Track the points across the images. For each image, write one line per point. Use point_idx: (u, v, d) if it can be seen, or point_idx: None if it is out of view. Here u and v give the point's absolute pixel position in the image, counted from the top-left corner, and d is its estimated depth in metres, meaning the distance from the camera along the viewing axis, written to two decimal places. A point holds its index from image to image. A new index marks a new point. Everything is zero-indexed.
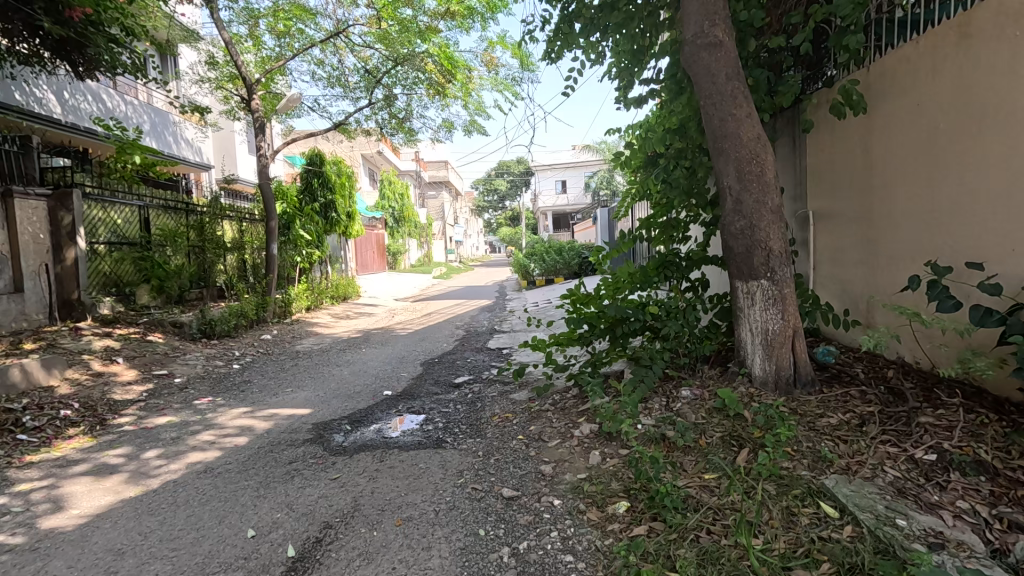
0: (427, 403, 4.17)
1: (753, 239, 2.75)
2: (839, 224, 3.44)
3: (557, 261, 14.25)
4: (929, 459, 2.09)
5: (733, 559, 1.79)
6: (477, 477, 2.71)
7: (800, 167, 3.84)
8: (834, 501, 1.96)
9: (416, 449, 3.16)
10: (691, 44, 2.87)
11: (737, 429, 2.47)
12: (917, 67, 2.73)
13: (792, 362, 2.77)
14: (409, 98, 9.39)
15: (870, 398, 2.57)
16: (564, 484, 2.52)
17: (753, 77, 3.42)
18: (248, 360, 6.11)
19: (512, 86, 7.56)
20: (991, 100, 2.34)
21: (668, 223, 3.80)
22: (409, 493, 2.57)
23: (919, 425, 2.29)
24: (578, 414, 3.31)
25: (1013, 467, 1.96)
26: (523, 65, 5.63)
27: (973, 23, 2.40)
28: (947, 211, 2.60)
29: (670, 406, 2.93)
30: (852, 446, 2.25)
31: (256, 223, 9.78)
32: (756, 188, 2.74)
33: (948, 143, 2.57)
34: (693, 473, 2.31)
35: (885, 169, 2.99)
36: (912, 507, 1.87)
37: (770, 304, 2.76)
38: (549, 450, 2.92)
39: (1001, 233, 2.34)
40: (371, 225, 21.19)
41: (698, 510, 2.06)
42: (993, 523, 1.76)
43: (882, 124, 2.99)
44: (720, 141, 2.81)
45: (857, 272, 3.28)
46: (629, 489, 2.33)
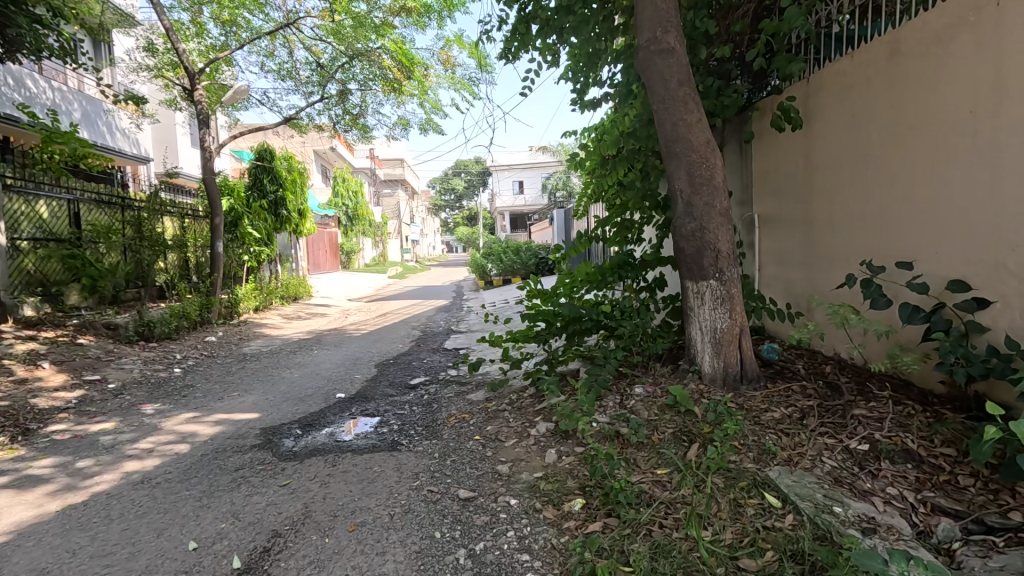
0: (382, 406, 4.09)
1: (703, 241, 2.85)
2: (782, 226, 3.61)
3: (515, 262, 14.36)
4: (862, 449, 2.21)
5: (684, 551, 1.83)
6: (432, 479, 2.67)
7: (747, 172, 4.01)
8: (777, 491, 2.04)
9: (370, 453, 3.09)
10: (644, 50, 2.94)
11: (687, 425, 2.56)
12: (852, 81, 2.90)
13: (738, 359, 2.88)
14: (363, 94, 9.17)
15: (811, 392, 2.71)
16: (520, 483, 2.52)
17: (703, 84, 3.53)
18: (190, 363, 5.81)
19: (470, 86, 7.53)
20: (919, 111, 2.50)
21: (624, 224, 3.91)
22: (362, 497, 2.51)
23: (853, 417, 2.43)
24: (534, 413, 3.33)
25: (936, 455, 2.11)
26: (481, 66, 5.61)
27: (902, 41, 2.58)
28: (879, 215, 2.77)
29: (624, 404, 2.99)
30: (794, 438, 2.36)
31: (200, 219, 9.26)
32: (706, 190, 2.83)
33: (880, 150, 2.74)
34: (646, 468, 2.36)
35: (824, 174, 3.16)
36: (848, 495, 1.97)
37: (718, 304, 2.87)
38: (506, 450, 2.92)
39: (927, 234, 2.51)
40: (323, 224, 20.64)
41: (651, 504, 2.11)
42: (919, 507, 1.89)
43: (822, 132, 3.16)
44: (673, 145, 2.89)
45: (799, 272, 3.45)
46: (585, 487, 2.36)
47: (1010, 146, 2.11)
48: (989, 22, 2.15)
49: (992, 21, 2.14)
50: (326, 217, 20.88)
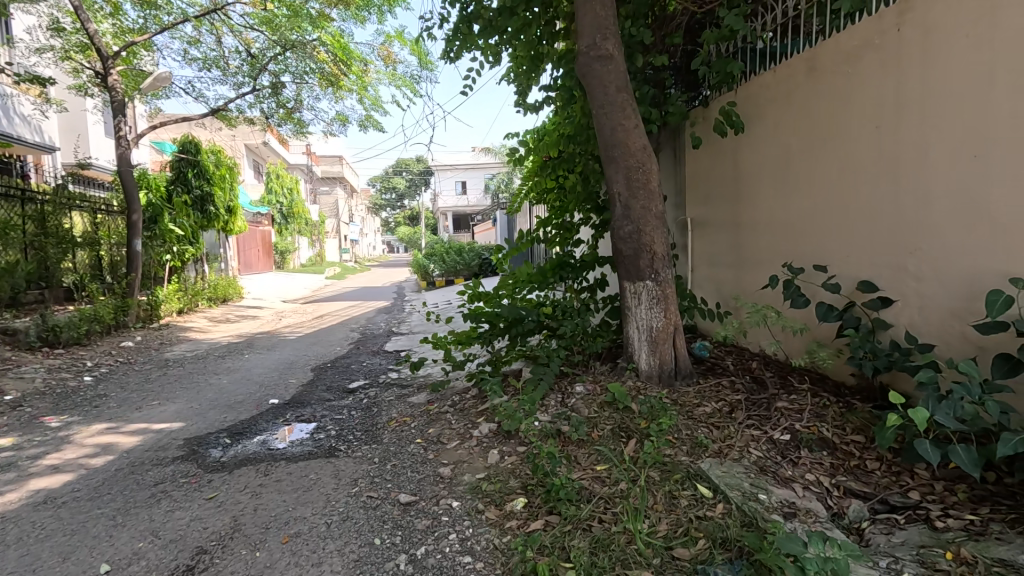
0: (319, 411, 3.94)
1: (640, 242, 2.94)
2: (713, 229, 3.80)
3: (458, 262, 14.41)
4: (784, 439, 2.36)
5: (622, 544, 1.88)
6: (372, 484, 2.61)
7: (681, 176, 4.18)
8: (709, 482, 2.14)
9: (306, 460, 2.97)
10: (584, 55, 2.99)
11: (625, 422, 2.64)
12: (774, 93, 3.10)
13: (673, 357, 3.00)
14: (299, 88, 8.80)
15: (738, 387, 2.86)
16: (463, 485, 2.50)
17: (640, 91, 3.64)
18: (104, 371, 5.36)
19: (411, 84, 7.43)
20: (832, 125, 2.71)
21: (564, 225, 4.00)
22: (297, 507, 2.41)
23: (776, 409, 2.59)
24: (477, 414, 3.32)
25: (847, 442, 2.28)
26: (422, 64, 5.53)
27: (818, 59, 2.78)
28: (797, 219, 2.98)
29: (565, 402, 3.03)
30: (723, 431, 2.48)
31: (113, 216, 8.47)
32: (642, 194, 2.93)
33: (799, 160, 2.95)
34: (587, 465, 2.41)
35: (750, 181, 3.36)
36: (771, 483, 2.09)
37: (654, 304, 2.97)
38: (449, 452, 2.89)
39: (840, 239, 2.72)
40: (255, 222, 19.69)
41: (590, 500, 2.15)
42: (833, 491, 2.03)
43: (749, 141, 3.35)
44: (611, 150, 2.97)
45: (727, 273, 3.65)
46: (527, 485, 2.37)
47: (910, 160, 2.32)
48: (893, 44, 2.36)
49: (895, 44, 2.35)
50: (258, 215, 19.89)
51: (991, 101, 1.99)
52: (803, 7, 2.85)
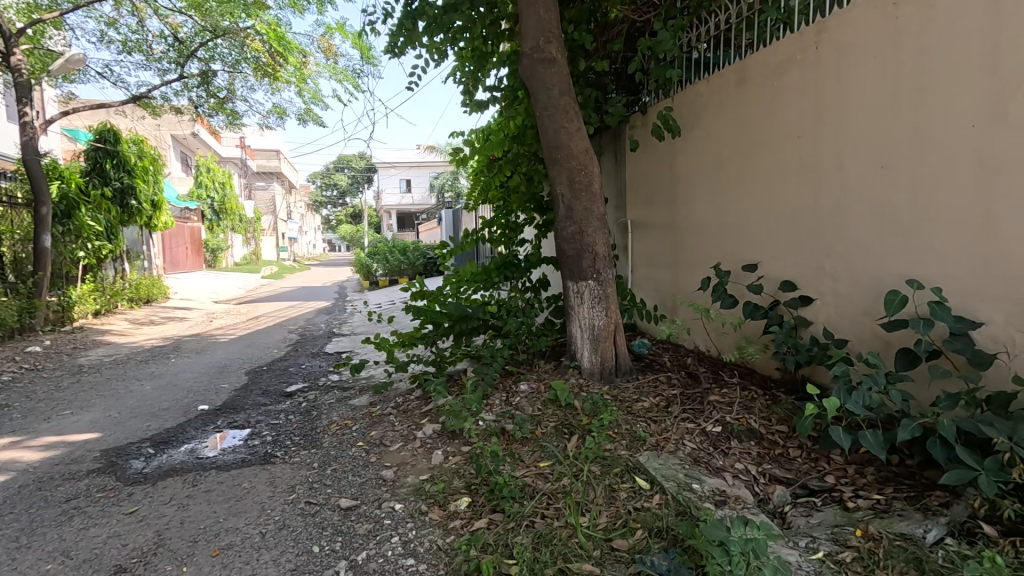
0: (253, 417, 3.76)
1: (582, 243, 3.01)
2: (652, 231, 3.94)
3: (401, 261, 14.22)
4: (716, 430, 2.48)
5: (564, 538, 1.92)
6: (311, 490, 2.52)
7: (621, 179, 4.32)
8: (646, 474, 2.21)
9: (239, 468, 2.83)
10: (528, 57, 3.03)
11: (568, 418, 2.69)
12: (708, 102, 3.26)
13: (614, 354, 3.08)
14: (232, 77, 8.37)
15: (674, 382, 2.99)
16: (405, 487, 2.47)
17: (583, 94, 3.75)
18: (6, 379, 4.88)
19: (353, 79, 7.23)
20: (760, 133, 2.89)
21: (509, 225, 4.03)
22: (229, 517, 2.29)
23: (709, 402, 2.72)
24: (421, 415, 3.28)
25: (772, 431, 2.44)
26: (365, 58, 5.41)
27: (746, 71, 2.96)
28: (728, 222, 3.15)
29: (510, 401, 3.05)
30: (660, 424, 2.58)
31: (16, 209, 7.46)
32: (585, 196, 3.00)
33: (730, 166, 3.11)
34: (530, 462, 2.43)
35: (686, 185, 3.51)
36: (704, 472, 2.20)
37: (596, 303, 3.05)
38: (391, 454, 2.84)
39: (768, 241, 2.89)
40: (182, 218, 18.53)
41: (534, 497, 2.18)
42: (760, 478, 2.16)
43: (685, 146, 3.50)
44: (555, 151, 3.02)
45: (664, 273, 3.80)
46: (471, 485, 2.37)
47: (828, 169, 2.51)
48: (813, 60, 2.54)
49: (814, 60, 2.53)
50: (186, 211, 18.73)
51: (896, 116, 2.18)
52: (734, 22, 3.02)
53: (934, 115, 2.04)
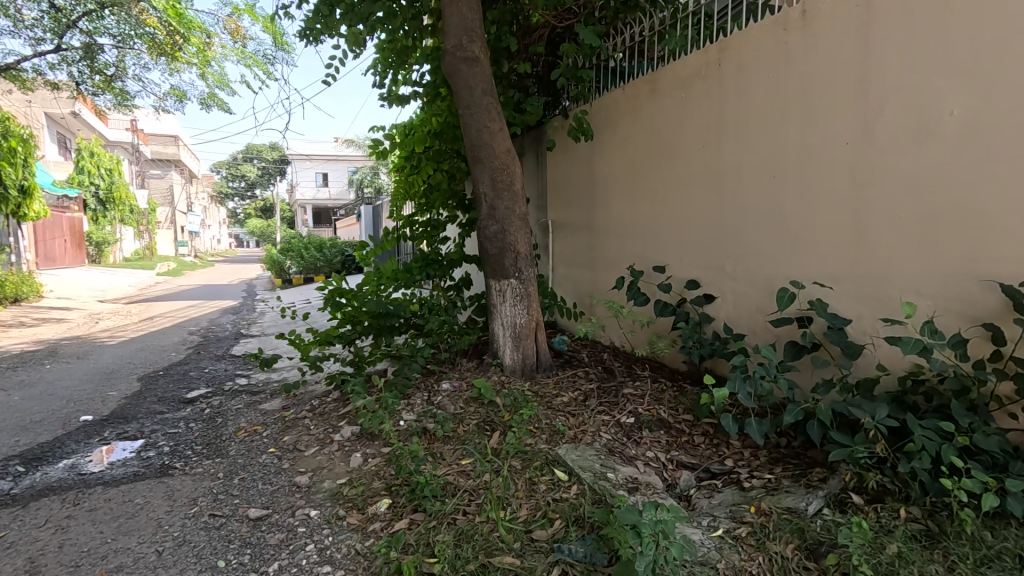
0: (146, 426, 3.43)
1: (504, 242, 3.06)
2: (571, 231, 4.07)
3: (317, 259, 13.63)
4: (629, 421, 2.62)
5: (485, 533, 1.94)
6: (215, 502, 2.35)
7: (542, 180, 4.42)
8: (565, 466, 2.28)
9: (130, 483, 2.58)
10: (451, 54, 3.01)
11: (490, 415, 2.72)
12: (623, 109, 3.42)
13: (534, 351, 3.15)
14: (121, 53, 7.58)
15: (591, 376, 3.11)
16: (321, 492, 2.37)
17: (505, 95, 3.82)
18: None
19: (264, 65, 6.82)
20: (670, 142, 3.07)
21: (431, 223, 4.00)
22: (118, 537, 2.08)
23: (623, 395, 2.86)
24: (338, 418, 3.16)
25: (679, 420, 2.61)
26: (276, 43, 5.11)
27: (658, 82, 3.14)
28: (642, 225, 3.33)
29: (431, 400, 3.02)
30: (578, 418, 2.68)
31: None
32: (507, 196, 3.04)
33: (643, 171, 3.29)
34: (452, 460, 2.43)
35: (604, 188, 3.66)
36: (619, 461, 2.31)
37: (518, 302, 3.11)
38: (306, 459, 2.72)
39: (676, 243, 3.08)
40: (59, 207, 16.50)
41: (455, 494, 2.18)
42: (668, 464, 2.31)
43: (602, 151, 3.65)
44: (477, 150, 3.04)
45: (583, 272, 3.94)
46: (391, 486, 2.32)
47: (729, 177, 2.72)
48: (716, 77, 2.75)
49: (717, 76, 2.74)
50: (63, 199, 16.70)
51: (786, 132, 2.42)
52: (647, 35, 3.19)
53: (817, 132, 2.28)
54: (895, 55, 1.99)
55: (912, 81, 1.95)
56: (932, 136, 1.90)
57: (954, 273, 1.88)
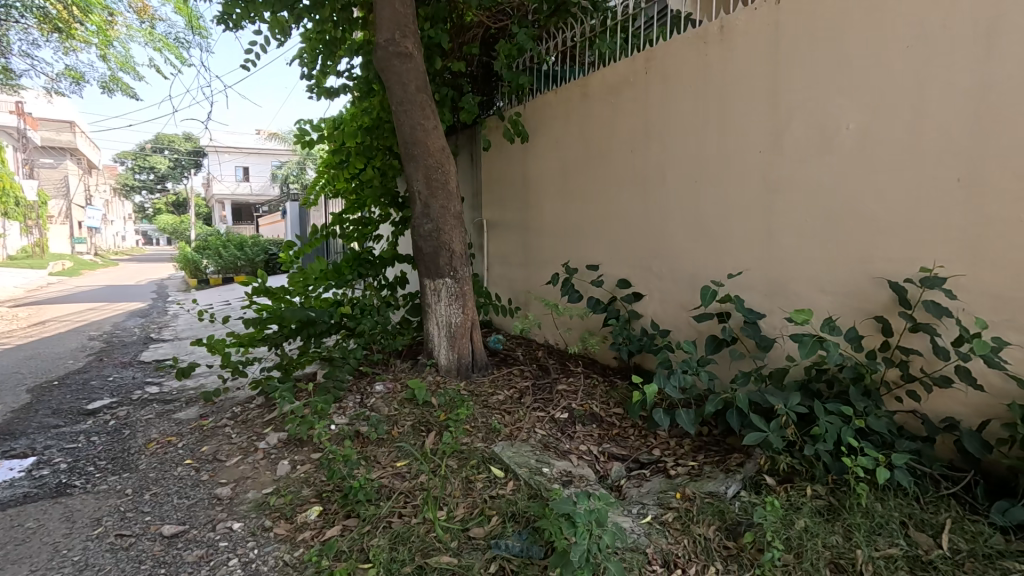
0: (39, 442, 3.09)
1: (439, 241, 3.03)
2: (505, 231, 4.10)
3: (237, 257, 12.87)
4: (563, 417, 2.68)
5: (422, 534, 1.91)
6: (123, 521, 2.16)
7: (477, 179, 4.42)
8: (501, 463, 2.29)
9: (19, 506, 2.31)
10: (383, 49, 2.94)
11: (425, 416, 2.69)
12: (556, 112, 3.50)
13: (470, 350, 3.15)
14: (4, 26, 6.77)
15: (526, 374, 3.16)
16: (245, 503, 2.25)
17: (439, 93, 3.79)
18: None
19: (176, 48, 6.34)
20: (601, 145, 3.17)
21: (362, 221, 3.90)
22: (5, 567, 1.87)
23: (557, 391, 2.93)
24: (263, 424, 3.00)
25: (610, 414, 2.71)
26: (191, 26, 4.77)
27: (589, 86, 3.23)
28: (574, 225, 3.42)
29: (364, 402, 2.94)
30: (514, 415, 2.70)
31: None
32: (441, 194, 3.02)
33: (575, 173, 3.38)
34: (386, 463, 2.38)
35: (537, 188, 3.72)
36: (553, 456, 2.36)
37: (453, 300, 3.09)
38: (228, 470, 2.56)
39: (607, 243, 3.19)
40: None
41: (390, 497, 2.14)
42: (600, 456, 2.39)
43: (535, 152, 3.71)
44: (411, 147, 2.99)
45: (518, 271, 3.98)
46: (322, 493, 2.24)
47: (655, 180, 2.85)
48: (643, 84, 2.87)
49: (644, 84, 2.87)
50: None
51: (706, 140, 2.57)
52: (579, 40, 3.28)
53: (734, 141, 2.45)
54: (801, 73, 2.17)
55: (815, 96, 2.13)
56: (831, 148, 2.10)
57: (851, 272, 2.07)
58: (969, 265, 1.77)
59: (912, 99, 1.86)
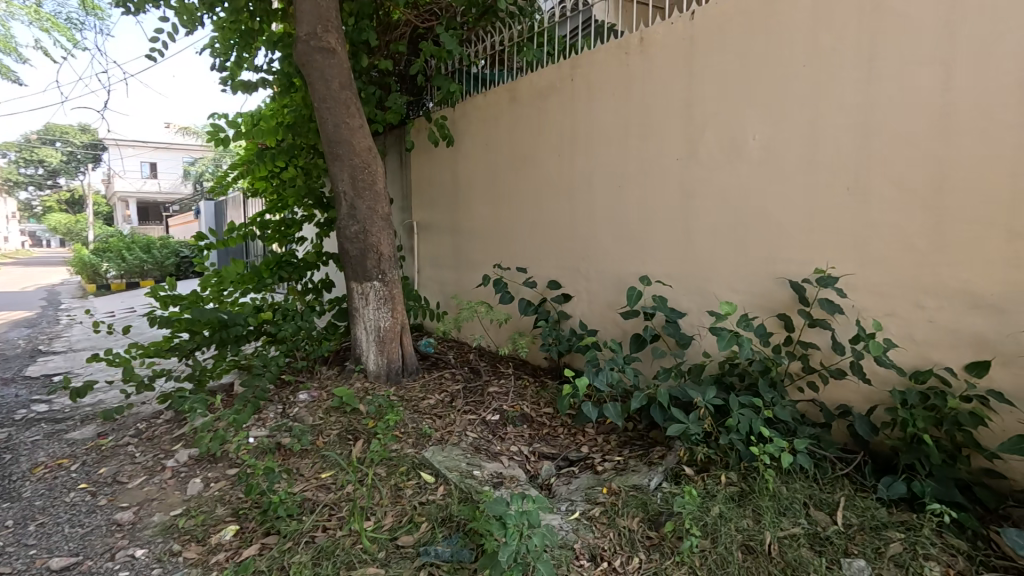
0: None
1: (366, 243, 2.95)
2: (436, 233, 4.06)
3: (143, 260, 11.90)
4: (494, 419, 2.69)
5: (347, 547, 1.84)
6: (1, 558, 1.92)
7: (406, 180, 4.34)
8: (431, 468, 2.26)
9: None
10: (303, 43, 2.82)
11: (352, 423, 2.60)
12: (485, 115, 3.50)
13: (400, 354, 3.08)
14: None
15: (458, 377, 3.13)
16: (150, 528, 2.07)
17: (365, 91, 3.69)
18: None
19: (65, 29, 5.75)
20: (530, 148, 3.22)
21: (284, 222, 3.72)
22: None
23: (488, 393, 2.93)
24: (171, 441, 2.77)
25: (540, 414, 2.75)
26: (84, 7, 4.34)
27: (517, 91, 3.27)
28: (503, 228, 3.44)
29: (286, 413, 2.80)
30: (445, 419, 2.67)
31: None
32: (368, 195, 2.93)
33: (504, 176, 3.41)
34: (310, 476, 2.28)
35: (468, 190, 3.71)
36: (484, 458, 2.36)
37: (381, 304, 3.01)
38: (130, 492, 2.35)
39: (536, 245, 3.23)
40: None
41: (314, 511, 2.05)
42: (531, 456, 2.42)
43: (465, 154, 3.70)
44: (335, 146, 2.89)
45: (448, 273, 3.95)
46: (238, 511, 2.10)
47: (582, 184, 2.93)
48: (569, 91, 2.95)
49: (570, 90, 2.94)
50: None
51: (629, 147, 2.68)
52: (507, 45, 3.30)
53: (653, 149, 2.57)
54: (712, 86, 2.32)
55: (726, 108, 2.28)
56: (740, 157, 2.25)
57: (759, 273, 2.23)
58: (858, 266, 1.96)
59: (808, 115, 2.04)
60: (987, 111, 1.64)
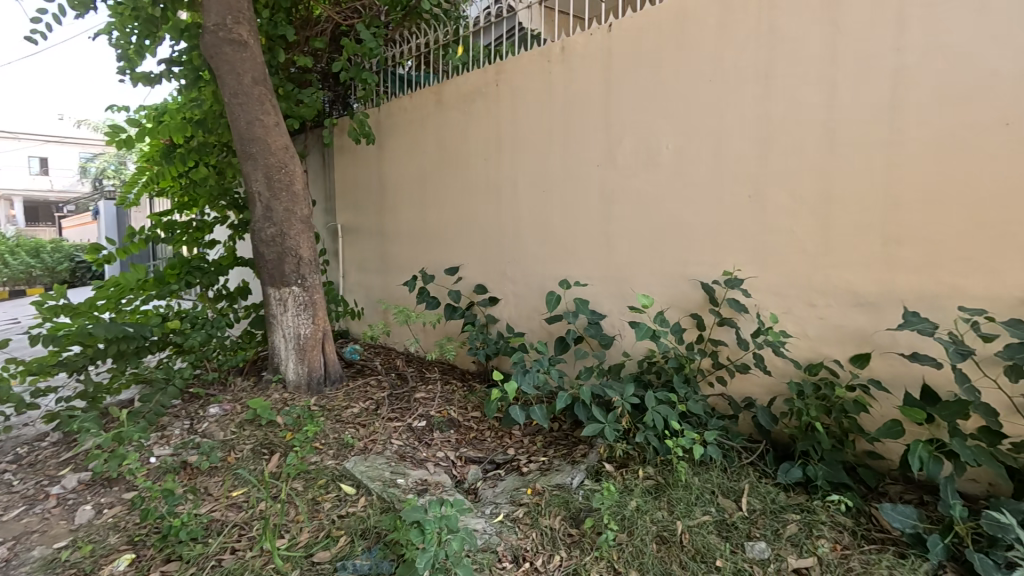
0: None
1: (283, 247, 2.81)
2: (361, 236, 3.95)
3: (30, 265, 10.74)
4: (420, 425, 2.64)
5: (257, 568, 1.74)
6: None
7: (329, 182, 4.19)
8: (352, 480, 2.18)
9: None
10: (210, 34, 2.67)
11: (268, 436, 2.46)
12: (411, 117, 3.45)
13: (322, 363, 2.96)
14: None
15: (383, 384, 3.05)
16: (28, 563, 1.85)
17: (283, 87, 3.53)
18: None
19: None
20: (457, 152, 3.20)
21: (192, 224, 3.48)
22: None
23: (415, 399, 2.88)
24: (58, 465, 2.51)
25: (467, 418, 2.73)
26: None
27: (443, 93, 3.25)
28: (430, 231, 3.40)
29: (194, 428, 2.61)
30: (369, 428, 2.59)
31: None
32: (285, 196, 2.80)
33: (431, 179, 3.37)
34: (219, 494, 2.13)
35: (394, 193, 3.64)
36: (409, 466, 2.31)
37: (300, 310, 2.88)
38: (4, 525, 2.09)
39: (464, 249, 3.22)
40: None
41: (222, 532, 1.92)
42: (457, 462, 2.40)
43: (391, 156, 3.62)
44: (248, 144, 2.74)
45: (374, 278, 3.85)
46: (134, 537, 1.93)
47: (508, 188, 2.96)
48: (494, 95, 2.97)
49: (495, 95, 2.96)
50: None
51: (553, 152, 2.73)
52: (432, 47, 3.28)
53: (576, 155, 2.64)
54: (629, 96, 2.42)
55: (641, 118, 2.38)
56: (655, 165, 2.36)
57: (673, 276, 2.35)
58: (759, 268, 2.10)
59: (714, 127, 2.17)
60: (864, 128, 1.82)
